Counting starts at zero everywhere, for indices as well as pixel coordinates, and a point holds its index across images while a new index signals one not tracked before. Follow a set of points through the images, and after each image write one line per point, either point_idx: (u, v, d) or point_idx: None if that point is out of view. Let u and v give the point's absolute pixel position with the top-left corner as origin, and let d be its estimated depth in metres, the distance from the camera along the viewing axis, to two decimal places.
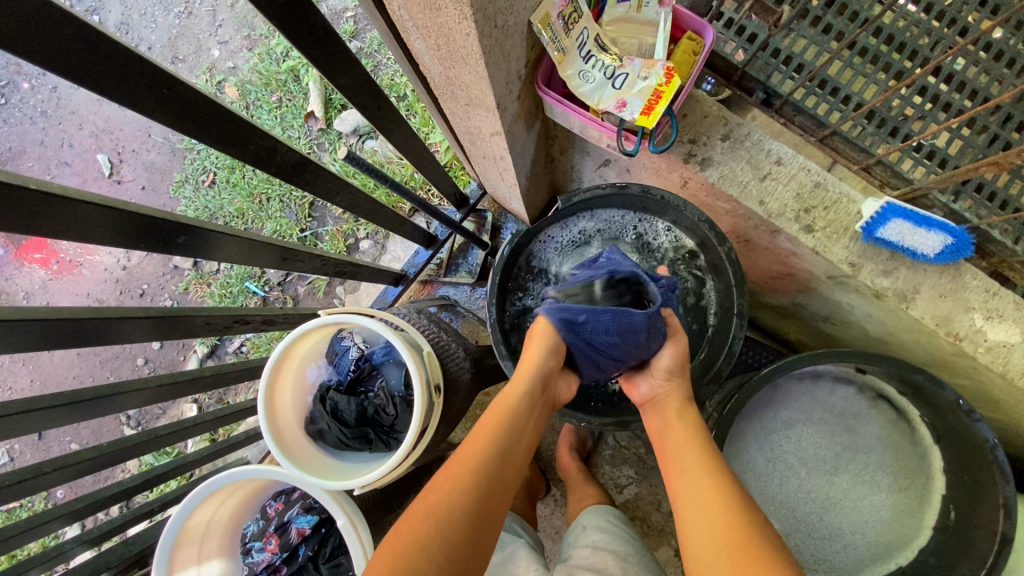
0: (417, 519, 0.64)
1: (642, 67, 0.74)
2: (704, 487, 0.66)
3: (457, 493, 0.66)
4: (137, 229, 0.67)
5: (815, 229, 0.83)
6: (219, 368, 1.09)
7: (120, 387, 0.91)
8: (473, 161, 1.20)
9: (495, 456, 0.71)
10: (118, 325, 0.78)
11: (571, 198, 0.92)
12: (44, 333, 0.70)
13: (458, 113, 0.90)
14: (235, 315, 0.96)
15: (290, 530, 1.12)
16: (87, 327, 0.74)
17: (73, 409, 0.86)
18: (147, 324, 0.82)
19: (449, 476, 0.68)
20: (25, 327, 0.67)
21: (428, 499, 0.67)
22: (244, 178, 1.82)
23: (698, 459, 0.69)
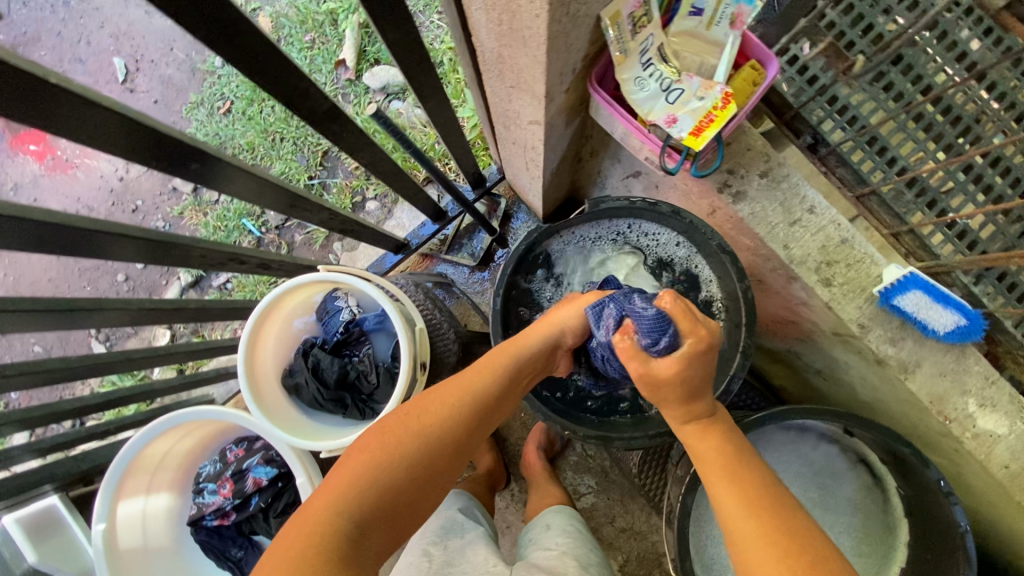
0: (406, 434, 0.66)
1: (699, 86, 0.71)
2: (747, 518, 0.62)
3: (450, 422, 0.68)
4: (151, 147, 0.63)
5: (833, 284, 0.82)
6: (204, 303, 1.07)
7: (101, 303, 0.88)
8: (501, 144, 1.17)
9: (494, 398, 0.73)
10: (112, 240, 0.74)
11: (598, 204, 0.89)
12: (40, 235, 0.67)
13: (501, 93, 0.87)
14: (232, 253, 0.94)
15: (247, 478, 1.09)
16: (85, 236, 0.71)
17: (47, 316, 0.83)
18: (145, 245, 0.79)
19: (446, 401, 0.69)
20: (17, 223, 0.63)
21: (421, 418, 0.67)
22: (261, 113, 1.77)
23: (731, 484, 0.65)
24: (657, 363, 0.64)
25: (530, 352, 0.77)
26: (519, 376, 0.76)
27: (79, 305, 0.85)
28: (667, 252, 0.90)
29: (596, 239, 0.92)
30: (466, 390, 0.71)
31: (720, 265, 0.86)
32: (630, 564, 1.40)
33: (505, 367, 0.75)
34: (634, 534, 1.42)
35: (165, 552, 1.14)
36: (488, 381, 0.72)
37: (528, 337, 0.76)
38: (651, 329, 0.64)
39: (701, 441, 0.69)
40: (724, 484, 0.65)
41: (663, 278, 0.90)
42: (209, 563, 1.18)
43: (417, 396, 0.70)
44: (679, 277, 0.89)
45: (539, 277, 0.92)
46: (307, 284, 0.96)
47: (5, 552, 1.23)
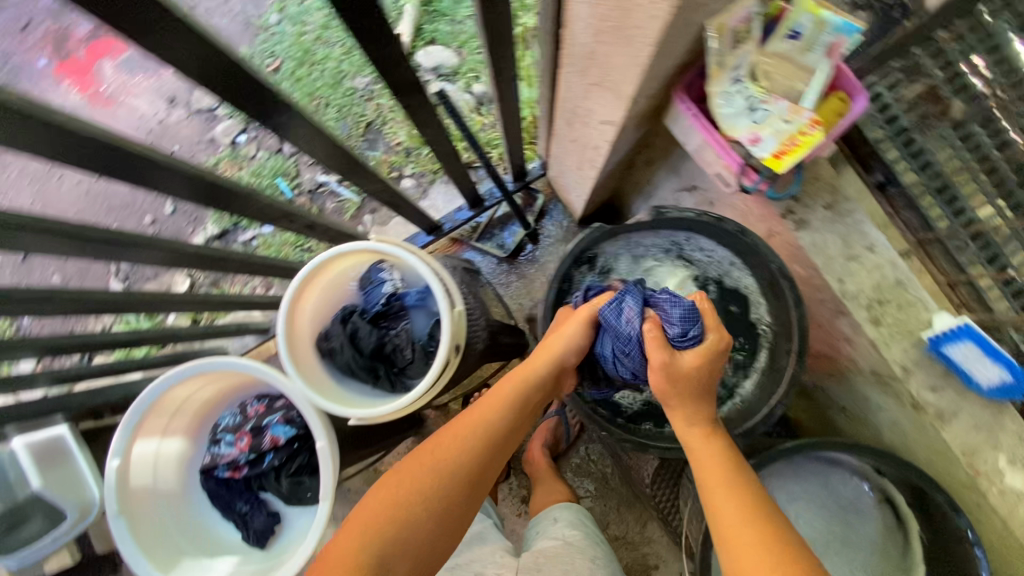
0: (421, 470, 0.73)
1: (787, 110, 0.71)
2: (748, 530, 0.65)
3: (461, 453, 0.76)
4: (248, 93, 0.64)
5: (882, 323, 0.83)
6: (239, 255, 1.09)
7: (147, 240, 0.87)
8: (557, 140, 1.18)
9: (503, 425, 0.80)
10: (181, 180, 0.73)
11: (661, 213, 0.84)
12: (126, 166, 0.65)
13: (578, 89, 0.88)
14: (284, 211, 0.94)
15: (265, 435, 1.09)
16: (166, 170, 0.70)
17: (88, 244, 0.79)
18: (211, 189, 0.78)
19: (455, 437, 0.77)
20: (114, 157, 0.62)
21: (436, 453, 0.75)
22: (310, 76, 1.78)
23: (732, 500, 0.68)
24: (680, 356, 0.75)
25: (533, 381, 0.84)
26: (527, 404, 0.83)
27: (125, 238, 0.81)
28: (721, 270, 0.88)
29: (652, 245, 0.91)
30: (473, 422, 0.79)
31: (776, 298, 0.81)
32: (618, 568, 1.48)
33: (512, 397, 0.82)
34: (626, 542, 1.50)
35: (172, 496, 1.14)
36: (492, 412, 0.80)
37: (529, 367, 0.84)
38: (682, 317, 0.77)
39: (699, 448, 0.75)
40: (724, 501, 0.69)
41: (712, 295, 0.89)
42: (213, 514, 1.18)
43: (431, 436, 0.79)
44: (729, 297, 0.88)
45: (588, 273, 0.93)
46: (352, 252, 0.96)
47: (9, 473, 1.24)
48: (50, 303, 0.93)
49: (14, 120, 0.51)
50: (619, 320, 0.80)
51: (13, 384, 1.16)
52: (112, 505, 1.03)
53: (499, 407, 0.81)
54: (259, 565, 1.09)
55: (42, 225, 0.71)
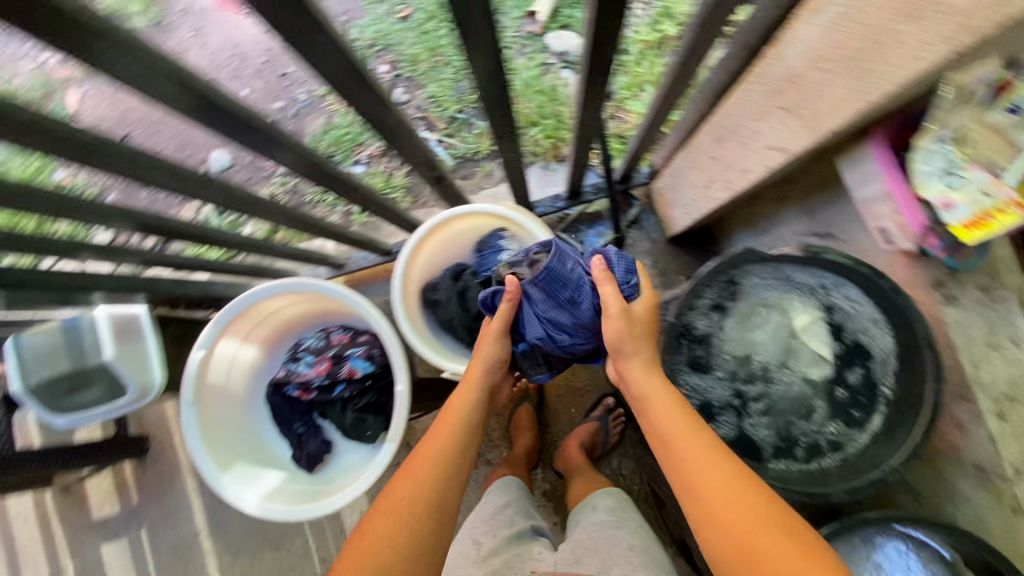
0: (382, 520, 0.73)
1: (988, 182, 0.67)
2: (746, 499, 0.67)
3: (420, 491, 0.77)
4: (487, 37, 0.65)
5: (1007, 419, 0.83)
6: (355, 182, 1.05)
7: (285, 136, 0.80)
8: (691, 155, 1.19)
9: (456, 454, 0.83)
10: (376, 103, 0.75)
11: (816, 253, 0.82)
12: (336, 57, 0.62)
13: (752, 109, 0.87)
14: (418, 144, 0.90)
15: (344, 365, 1.12)
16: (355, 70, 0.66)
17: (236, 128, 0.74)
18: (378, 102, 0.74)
19: (409, 479, 0.78)
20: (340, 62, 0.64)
21: (394, 498, 0.76)
22: (436, 32, 1.81)
23: (722, 475, 0.70)
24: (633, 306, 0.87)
25: (469, 412, 0.90)
26: (472, 431, 0.88)
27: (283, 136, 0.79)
28: (860, 327, 0.83)
29: (797, 282, 0.86)
30: (423, 458, 0.82)
31: (910, 368, 0.77)
32: None
33: (456, 430, 0.87)
34: None
35: (237, 400, 1.17)
36: (442, 444, 0.83)
37: (459, 401, 0.90)
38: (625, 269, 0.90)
39: (657, 395, 0.80)
40: (712, 479, 0.70)
41: (843, 350, 0.85)
42: (269, 426, 1.22)
43: (385, 489, 0.79)
44: (859, 355, 0.84)
45: (721, 291, 0.90)
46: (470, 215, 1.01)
47: (87, 339, 1.28)
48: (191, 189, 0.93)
49: (293, 7, 0.52)
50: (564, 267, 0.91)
51: (108, 252, 1.17)
52: (188, 393, 1.05)
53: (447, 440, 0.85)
54: (305, 487, 1.11)
55: (250, 120, 0.72)
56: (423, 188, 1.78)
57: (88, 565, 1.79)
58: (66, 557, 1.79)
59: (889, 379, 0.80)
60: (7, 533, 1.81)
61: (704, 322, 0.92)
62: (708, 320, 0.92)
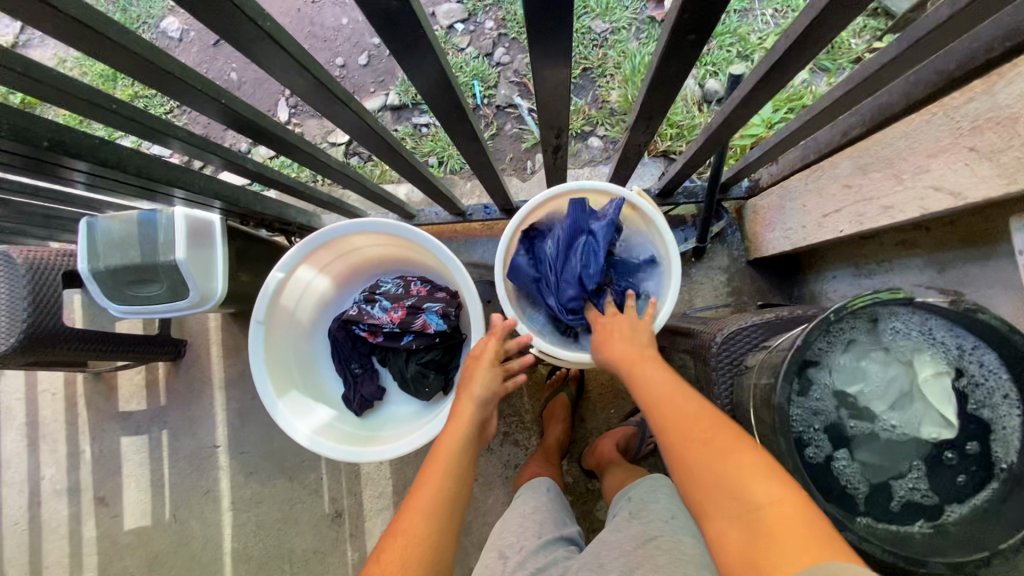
0: (386, 559, 0.70)
1: None
2: (703, 427, 0.73)
3: (418, 523, 0.74)
4: (705, 7, 0.59)
5: None
6: (475, 131, 1.01)
7: (439, 65, 0.76)
8: (813, 179, 1.13)
9: (457, 468, 0.83)
10: (551, 61, 0.71)
11: (970, 311, 0.73)
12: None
13: (927, 144, 0.81)
14: (562, 106, 0.85)
15: (418, 317, 1.08)
16: (551, 17, 0.61)
17: (403, 54, 0.70)
18: (552, 55, 0.69)
19: (404, 534, 0.73)
20: (556, 10, 0.59)
21: (395, 540, 0.73)
22: None
23: (680, 405, 0.76)
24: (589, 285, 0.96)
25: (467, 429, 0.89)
26: (473, 441, 0.87)
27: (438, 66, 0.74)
28: (987, 399, 0.75)
29: (937, 340, 0.78)
30: (425, 491, 0.79)
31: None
32: None
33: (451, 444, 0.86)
34: None
35: (300, 328, 1.15)
36: (436, 490, 0.78)
37: (452, 433, 0.87)
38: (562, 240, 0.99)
39: (641, 367, 0.84)
40: (670, 413, 0.76)
41: (963, 422, 0.76)
42: (326, 359, 1.20)
43: (386, 531, 0.75)
44: (977, 427, 0.76)
45: (853, 324, 0.80)
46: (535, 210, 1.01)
47: (161, 235, 1.26)
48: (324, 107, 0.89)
49: None
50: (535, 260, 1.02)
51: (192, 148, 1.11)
52: (260, 311, 1.02)
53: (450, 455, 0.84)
54: (354, 430, 1.09)
55: (421, 43, 0.69)
56: (504, 156, 1.72)
57: (105, 453, 1.81)
58: (85, 441, 1.82)
59: (1005, 459, 0.75)
60: (34, 405, 1.84)
61: (821, 347, 0.81)
62: (825, 348, 0.81)
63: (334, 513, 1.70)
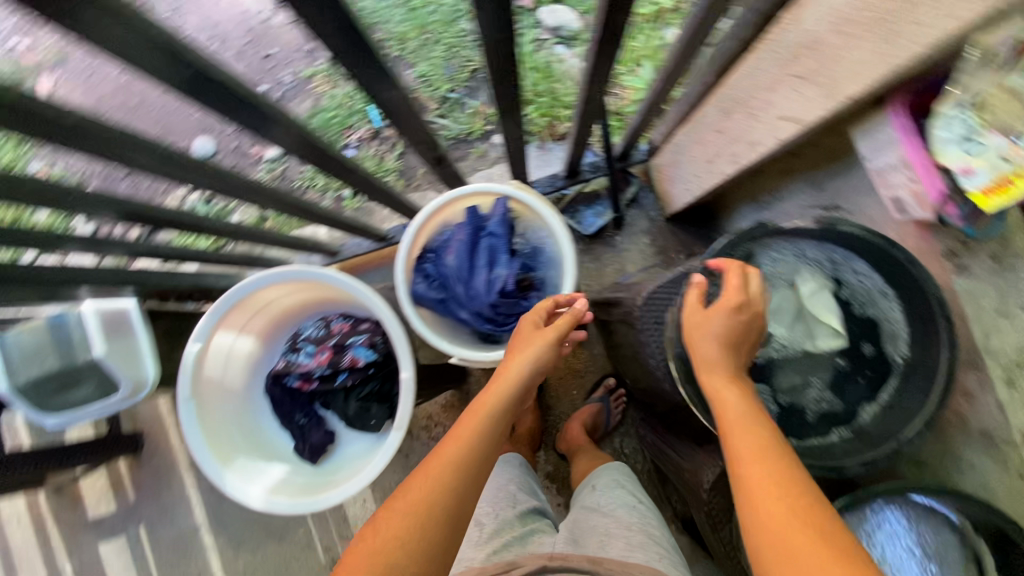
0: (396, 517, 0.65)
1: (1009, 146, 0.66)
2: (785, 496, 0.59)
3: (433, 490, 0.68)
4: None
5: (1014, 386, 0.83)
6: (355, 166, 1.01)
7: (285, 117, 0.77)
8: (690, 130, 1.17)
9: (483, 447, 0.73)
10: (379, 83, 0.71)
11: (830, 226, 0.79)
12: (333, 26, 0.58)
13: (764, 78, 0.85)
14: (418, 121, 0.86)
15: (346, 354, 1.09)
16: (354, 44, 0.62)
17: (237, 110, 0.70)
18: (379, 79, 0.70)
19: (432, 476, 0.69)
20: (353, 37, 0.60)
21: (404, 501, 0.67)
22: (425, 9, 1.75)
23: (762, 458, 0.63)
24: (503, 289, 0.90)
25: (503, 404, 0.78)
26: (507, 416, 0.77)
27: (281, 118, 0.75)
28: (867, 300, 0.84)
29: (811, 257, 0.85)
30: (447, 455, 0.71)
31: (924, 338, 0.77)
32: None
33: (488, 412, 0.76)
34: None
35: (233, 394, 1.13)
36: (455, 456, 0.71)
37: (491, 399, 0.77)
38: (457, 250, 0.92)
39: (724, 394, 0.71)
40: (755, 466, 0.63)
41: (852, 328, 0.85)
42: (269, 420, 1.18)
43: (401, 484, 0.70)
44: (865, 327, 0.84)
45: (733, 264, 0.85)
46: (424, 230, 0.93)
47: (73, 334, 1.24)
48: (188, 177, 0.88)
49: None
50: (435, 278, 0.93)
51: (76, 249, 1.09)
52: (184, 388, 1.02)
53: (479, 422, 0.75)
54: (310, 479, 1.09)
55: (252, 99, 0.69)
56: (414, 172, 1.73)
57: (86, 566, 1.75)
58: (62, 558, 1.76)
59: (899, 350, 0.81)
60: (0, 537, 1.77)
61: (709, 290, 0.86)
62: (715, 289, 0.86)
63: (331, 563, 1.69)
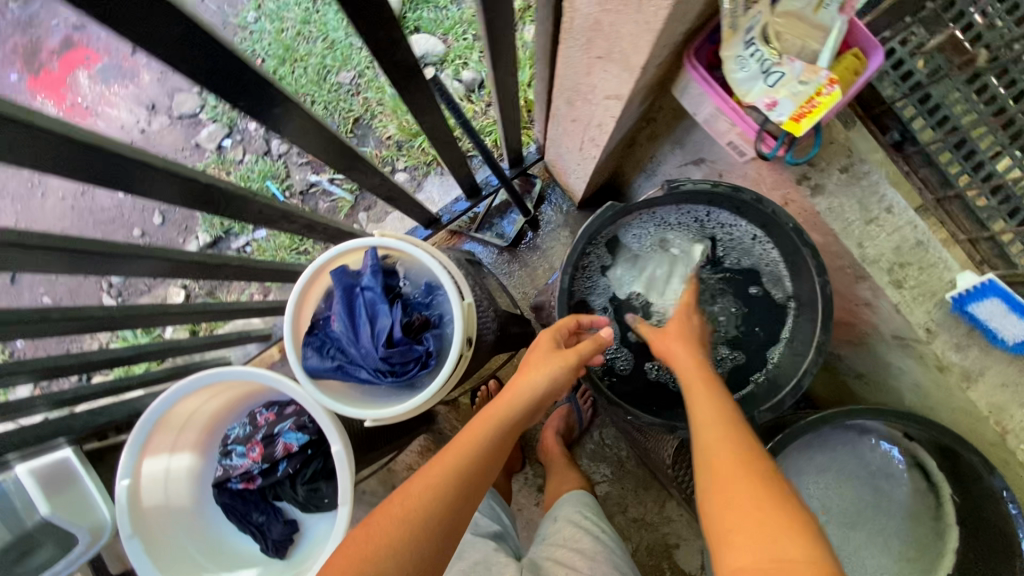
0: (388, 521, 0.65)
1: (802, 71, 0.68)
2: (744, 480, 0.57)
3: (432, 496, 0.67)
4: (244, 89, 0.60)
5: (904, 286, 0.82)
6: (245, 261, 1.01)
7: (144, 250, 0.80)
8: (555, 123, 1.17)
9: (482, 459, 0.72)
10: (183, 187, 0.72)
11: (676, 187, 0.84)
12: (78, 158, 0.58)
13: (578, 66, 0.84)
14: (280, 209, 0.90)
15: (277, 443, 1.06)
16: (122, 168, 0.63)
17: (71, 258, 0.73)
18: (187, 188, 0.72)
19: (427, 484, 0.68)
20: (98, 158, 0.58)
21: (405, 503, 0.66)
22: (293, 74, 1.76)
23: (725, 441, 0.61)
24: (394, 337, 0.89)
25: (512, 419, 0.76)
26: (511, 425, 0.76)
27: (138, 253, 0.79)
28: (743, 250, 0.90)
29: (675, 223, 0.91)
30: (450, 461, 0.70)
31: (797, 270, 0.84)
32: (640, 553, 1.52)
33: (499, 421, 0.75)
34: (645, 524, 1.54)
35: (186, 512, 1.11)
36: (455, 461, 0.70)
37: (502, 409, 0.76)
38: (340, 313, 0.89)
39: (691, 380, 0.70)
40: (718, 446, 0.61)
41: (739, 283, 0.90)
42: (231, 528, 1.15)
43: (400, 486, 0.70)
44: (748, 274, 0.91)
45: (603, 253, 0.92)
46: (309, 303, 0.93)
47: (14, 502, 1.18)
48: (74, 323, 0.91)
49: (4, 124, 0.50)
50: (328, 346, 0.91)
51: (12, 410, 1.10)
52: (125, 526, 1.00)
53: (486, 430, 0.74)
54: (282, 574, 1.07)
55: (87, 249, 0.72)
56: None
57: None
58: None
59: (785, 289, 0.87)
60: None
61: (590, 282, 0.92)
62: (594, 279, 0.92)
63: None
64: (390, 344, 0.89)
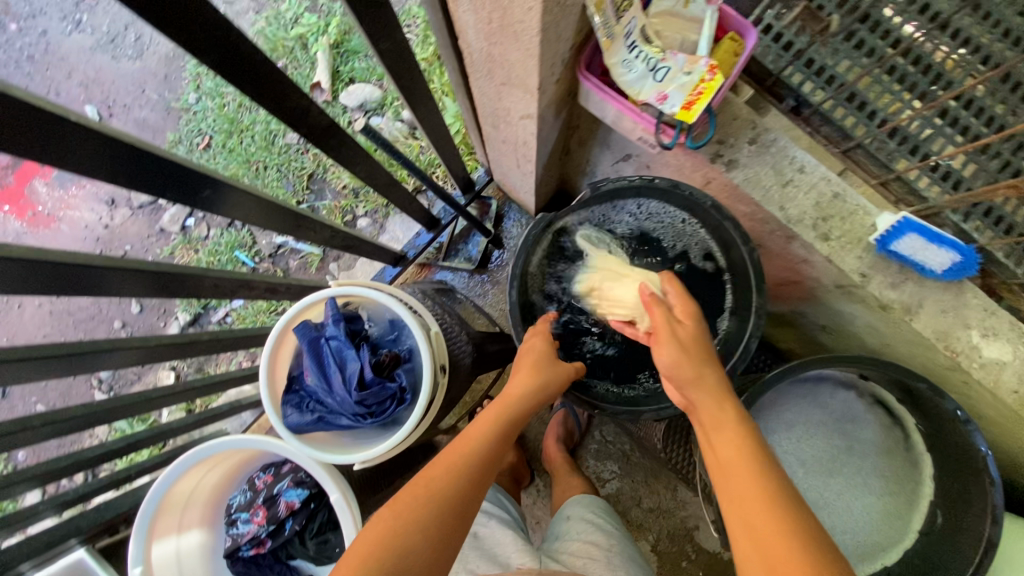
0: (414, 499, 0.66)
1: (685, 62, 0.73)
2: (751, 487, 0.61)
3: (455, 482, 0.69)
4: (168, 180, 0.64)
5: (831, 238, 0.86)
6: (218, 333, 1.03)
7: (117, 343, 0.83)
8: (490, 146, 1.22)
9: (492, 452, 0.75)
10: (137, 280, 0.75)
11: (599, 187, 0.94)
12: (24, 276, 0.61)
13: (488, 93, 0.89)
14: (238, 279, 0.93)
15: (279, 503, 1.09)
16: (71, 275, 0.66)
17: (42, 365, 0.75)
18: (141, 278, 0.75)
19: (449, 469, 0.70)
20: (40, 269, 0.61)
21: (431, 485, 0.68)
22: (241, 143, 1.80)
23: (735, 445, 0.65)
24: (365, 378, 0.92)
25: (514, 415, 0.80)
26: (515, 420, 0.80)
27: (110, 347, 0.82)
28: (677, 232, 0.95)
29: (613, 220, 0.97)
30: (465, 450, 0.73)
31: (725, 243, 0.91)
32: (662, 542, 1.53)
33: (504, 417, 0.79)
34: (661, 512, 1.55)
35: None
36: (471, 451, 0.73)
37: (504, 406, 0.81)
38: (311, 366, 0.93)
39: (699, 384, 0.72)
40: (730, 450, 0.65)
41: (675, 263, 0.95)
42: None
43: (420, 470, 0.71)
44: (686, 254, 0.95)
45: (551, 258, 0.98)
46: (280, 362, 0.97)
47: None
48: (63, 426, 0.93)
49: None
50: (305, 401, 0.95)
51: (21, 519, 1.12)
52: None
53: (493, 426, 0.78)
54: None
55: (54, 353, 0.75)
56: None
57: None
58: None
59: (718, 261, 0.92)
60: None
61: (542, 288, 0.98)
62: (545, 283, 0.98)
63: None
64: (362, 386, 0.92)
